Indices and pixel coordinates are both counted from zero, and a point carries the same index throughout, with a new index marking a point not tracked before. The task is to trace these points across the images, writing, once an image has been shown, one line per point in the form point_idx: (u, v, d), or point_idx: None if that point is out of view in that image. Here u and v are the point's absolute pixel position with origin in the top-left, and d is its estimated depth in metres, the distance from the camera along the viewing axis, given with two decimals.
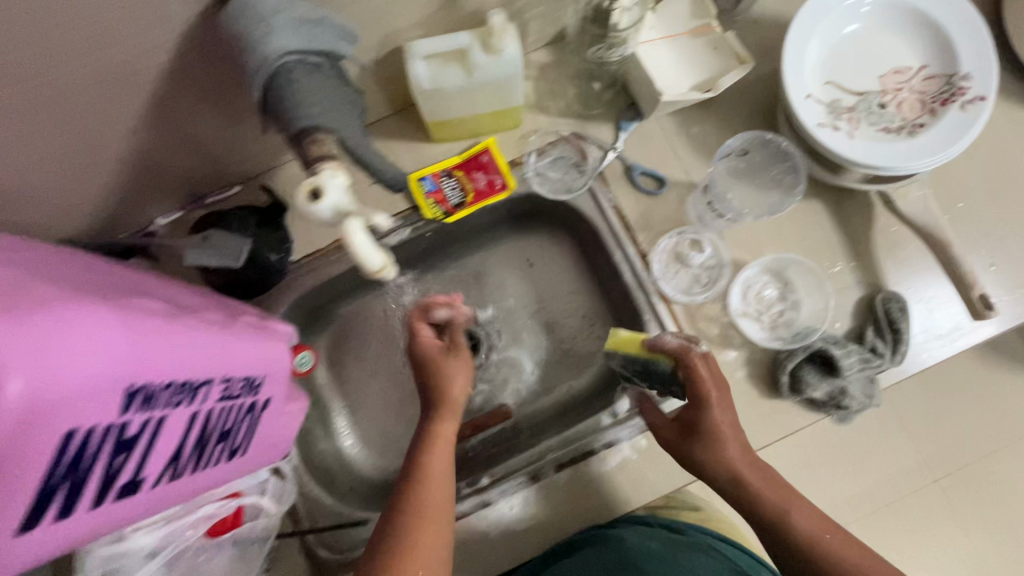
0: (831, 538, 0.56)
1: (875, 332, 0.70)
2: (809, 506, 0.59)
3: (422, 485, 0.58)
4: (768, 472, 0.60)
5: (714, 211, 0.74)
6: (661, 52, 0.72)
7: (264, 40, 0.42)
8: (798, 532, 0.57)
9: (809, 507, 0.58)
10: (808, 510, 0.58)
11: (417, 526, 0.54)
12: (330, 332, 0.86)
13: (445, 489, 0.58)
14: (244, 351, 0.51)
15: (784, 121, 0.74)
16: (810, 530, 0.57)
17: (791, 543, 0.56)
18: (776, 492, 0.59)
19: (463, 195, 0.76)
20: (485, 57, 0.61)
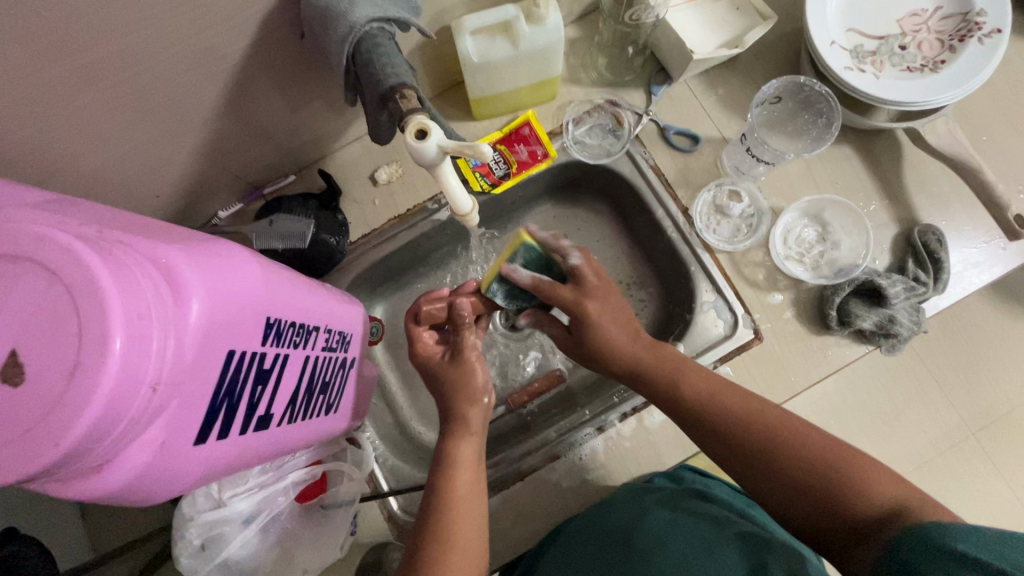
0: (726, 402, 0.58)
1: (916, 263, 0.73)
2: (695, 373, 0.62)
3: (445, 508, 0.55)
4: (658, 346, 0.64)
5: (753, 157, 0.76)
6: (686, 16, 0.77)
7: (351, 9, 0.47)
8: (686, 395, 0.60)
9: (699, 374, 0.61)
10: (695, 378, 0.61)
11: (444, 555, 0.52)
12: (384, 311, 0.90)
13: (477, 510, 0.56)
14: (336, 308, 0.55)
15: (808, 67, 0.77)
16: (697, 394, 0.60)
17: (680, 404, 0.60)
18: (667, 364, 0.63)
19: (507, 167, 0.80)
20: (528, 28, 0.65)
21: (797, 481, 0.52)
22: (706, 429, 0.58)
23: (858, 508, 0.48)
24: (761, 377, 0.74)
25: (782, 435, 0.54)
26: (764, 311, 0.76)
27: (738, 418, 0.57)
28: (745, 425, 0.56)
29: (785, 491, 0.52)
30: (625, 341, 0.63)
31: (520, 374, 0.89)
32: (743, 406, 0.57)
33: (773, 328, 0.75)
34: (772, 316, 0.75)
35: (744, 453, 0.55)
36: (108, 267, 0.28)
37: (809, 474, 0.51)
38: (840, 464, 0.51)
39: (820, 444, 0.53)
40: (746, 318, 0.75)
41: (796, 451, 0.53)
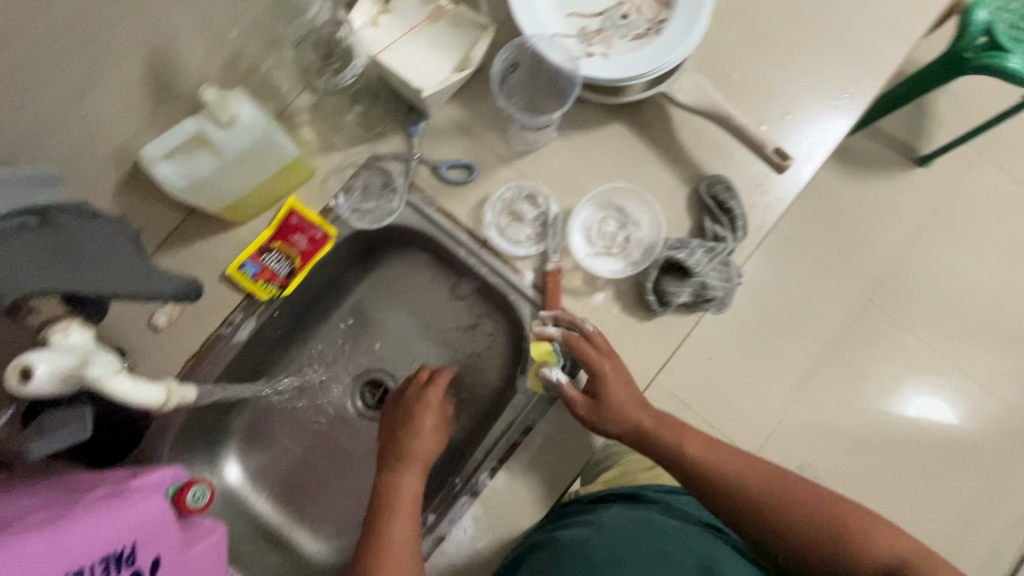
0: (723, 465, 0.66)
1: (712, 219, 0.73)
2: (696, 436, 0.68)
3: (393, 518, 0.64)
4: (659, 413, 0.70)
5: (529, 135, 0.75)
6: (408, 49, 0.72)
7: None
8: (692, 455, 0.67)
9: (699, 436, 0.68)
10: (697, 441, 0.68)
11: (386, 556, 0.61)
12: (236, 442, 0.84)
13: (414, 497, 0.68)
14: (91, 534, 0.48)
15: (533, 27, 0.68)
16: (700, 456, 0.66)
17: (688, 466, 0.66)
18: (672, 430, 0.69)
19: (291, 262, 0.74)
20: (222, 133, 0.59)
21: (809, 543, 0.60)
22: (713, 488, 0.65)
23: (864, 559, 0.58)
24: None
25: (785, 495, 0.63)
26: (592, 314, 0.74)
27: (741, 477, 0.64)
28: (744, 484, 0.64)
29: (791, 549, 0.61)
30: (628, 410, 0.68)
31: None
32: (734, 454, 0.67)
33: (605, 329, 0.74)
34: (601, 317, 0.73)
35: (740, 507, 0.63)
36: None
37: (819, 539, 0.60)
38: (834, 523, 0.60)
39: (812, 496, 0.62)
40: None
41: (802, 514, 0.61)
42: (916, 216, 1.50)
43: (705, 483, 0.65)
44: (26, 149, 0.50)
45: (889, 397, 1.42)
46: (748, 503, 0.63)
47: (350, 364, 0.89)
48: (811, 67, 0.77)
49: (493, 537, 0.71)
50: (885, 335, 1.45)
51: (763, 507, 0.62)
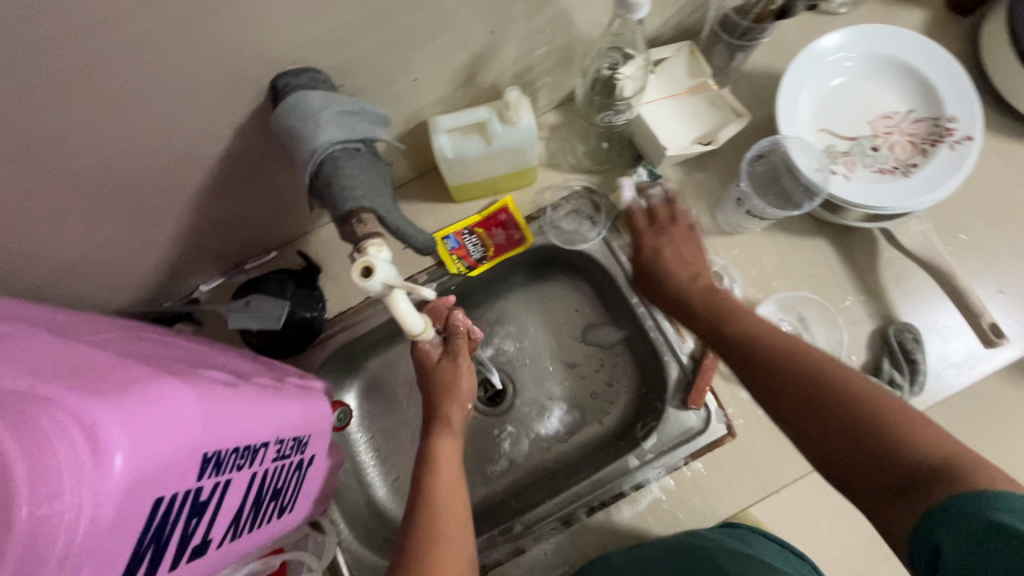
0: (759, 339, 0.61)
1: (892, 364, 0.72)
2: (743, 320, 0.65)
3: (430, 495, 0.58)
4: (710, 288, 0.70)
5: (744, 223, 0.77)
6: (663, 110, 0.78)
7: (314, 136, 0.49)
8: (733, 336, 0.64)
9: (739, 315, 0.65)
10: (742, 325, 0.64)
11: (445, 528, 0.56)
12: (359, 383, 0.90)
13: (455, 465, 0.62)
14: (294, 412, 0.55)
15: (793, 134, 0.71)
16: (741, 335, 0.63)
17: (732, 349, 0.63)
18: (711, 312, 0.68)
19: (484, 250, 0.81)
20: (502, 128, 0.67)
21: (824, 426, 0.52)
22: (745, 365, 0.61)
23: (900, 459, 0.46)
24: (731, 474, 0.73)
25: (813, 386, 0.54)
26: (737, 405, 0.75)
27: (769, 338, 0.60)
28: (777, 361, 0.58)
29: (816, 441, 0.52)
30: (683, 280, 0.72)
31: (491, 467, 0.87)
32: (767, 340, 0.61)
33: (745, 425, 0.74)
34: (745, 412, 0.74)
35: (762, 367, 0.59)
36: (18, 444, 0.28)
37: (847, 419, 0.50)
38: (869, 405, 0.50)
39: (851, 384, 0.52)
40: (719, 413, 0.74)
41: (827, 392, 0.53)
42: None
43: (740, 365, 0.61)
44: (372, 87, 0.61)
45: None
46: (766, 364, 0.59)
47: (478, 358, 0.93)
48: None
49: (568, 570, 0.71)
50: None
51: (776, 383, 0.57)
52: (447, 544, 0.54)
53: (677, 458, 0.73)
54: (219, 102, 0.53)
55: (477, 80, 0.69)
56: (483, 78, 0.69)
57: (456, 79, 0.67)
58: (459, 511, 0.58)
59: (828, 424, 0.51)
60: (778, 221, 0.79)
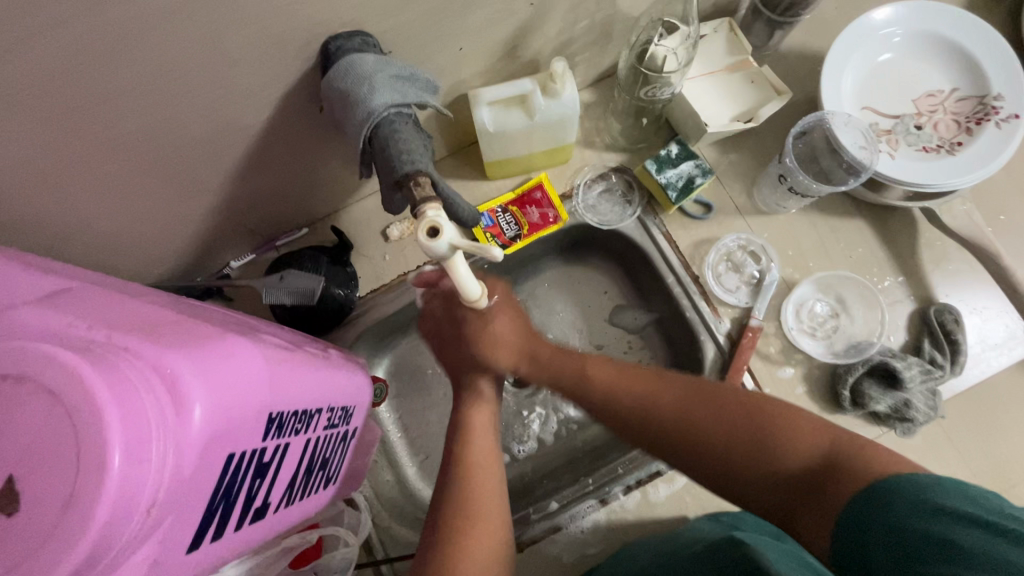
0: (614, 385, 0.60)
1: (932, 344, 0.72)
2: (600, 363, 0.63)
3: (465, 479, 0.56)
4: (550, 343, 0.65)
5: (782, 201, 0.77)
6: (702, 87, 0.77)
7: (370, 98, 0.48)
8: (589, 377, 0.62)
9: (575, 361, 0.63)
10: (600, 367, 0.62)
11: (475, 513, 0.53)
12: (388, 362, 0.89)
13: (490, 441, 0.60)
14: (341, 381, 0.54)
15: (837, 110, 0.70)
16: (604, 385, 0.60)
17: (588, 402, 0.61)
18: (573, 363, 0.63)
19: (518, 228, 0.80)
20: (544, 101, 0.66)
21: (714, 453, 0.53)
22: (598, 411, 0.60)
23: (782, 467, 0.50)
24: None
25: (682, 425, 0.55)
26: (775, 385, 0.74)
27: (613, 391, 0.60)
28: (636, 406, 0.58)
29: (720, 477, 0.53)
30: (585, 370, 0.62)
31: (520, 446, 0.86)
32: (624, 387, 0.59)
33: (783, 404, 0.73)
34: (783, 391, 0.74)
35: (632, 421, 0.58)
36: (108, 390, 0.28)
37: (730, 438, 0.53)
38: (751, 421, 0.53)
39: (740, 406, 0.54)
40: (756, 392, 0.74)
41: (712, 422, 0.54)
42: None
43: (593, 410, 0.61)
44: (417, 56, 0.60)
45: None
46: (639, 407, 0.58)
47: None
48: None
49: (604, 549, 0.71)
50: None
51: (665, 430, 0.56)
52: (477, 532, 0.52)
53: None
54: (270, 68, 0.52)
55: (518, 54, 0.68)
56: (525, 51, 0.68)
57: (498, 52, 0.66)
58: (494, 498, 0.55)
59: (724, 450, 0.53)
60: (817, 201, 0.78)
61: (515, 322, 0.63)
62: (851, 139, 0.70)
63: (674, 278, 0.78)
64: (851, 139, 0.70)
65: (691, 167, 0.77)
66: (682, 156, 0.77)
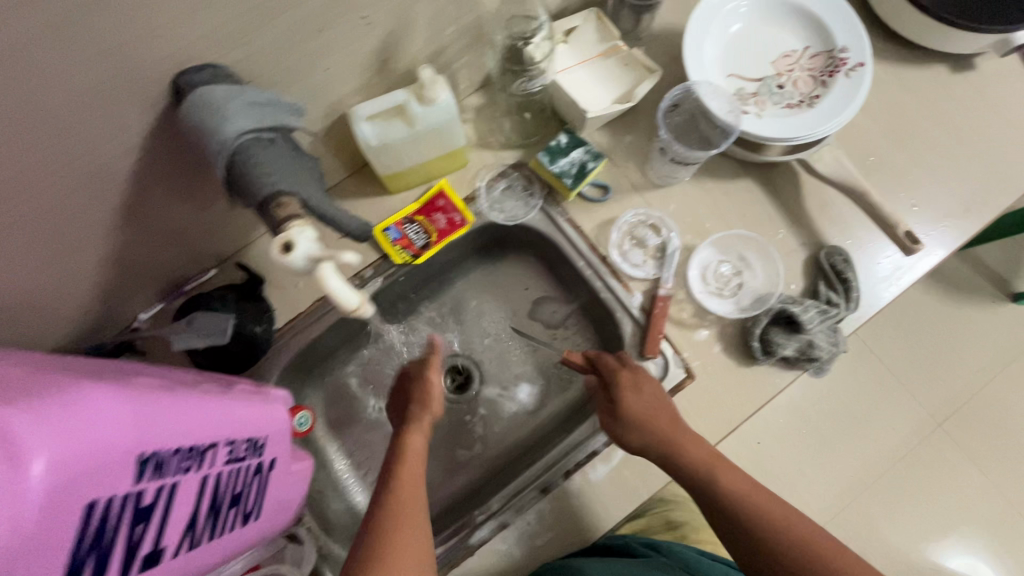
0: (716, 473, 0.63)
1: (827, 285, 0.76)
2: (708, 446, 0.66)
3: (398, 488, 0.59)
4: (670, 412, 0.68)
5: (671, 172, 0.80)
6: (579, 77, 0.80)
7: (222, 126, 0.48)
8: (699, 463, 0.64)
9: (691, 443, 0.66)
10: (702, 448, 0.65)
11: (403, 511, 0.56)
12: (324, 391, 0.89)
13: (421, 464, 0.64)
14: (244, 414, 0.53)
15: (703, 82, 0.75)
16: (704, 464, 0.64)
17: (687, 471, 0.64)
18: (686, 434, 0.66)
19: (427, 236, 0.81)
20: (421, 109, 0.68)
21: None
22: (702, 491, 0.63)
23: None
24: (696, 416, 0.75)
25: (778, 523, 0.58)
26: (693, 347, 0.77)
27: (715, 473, 0.63)
28: (746, 498, 0.61)
29: None
30: (669, 437, 0.66)
31: (467, 450, 0.89)
32: (734, 478, 0.62)
33: (703, 364, 0.76)
34: (700, 352, 0.76)
35: (721, 503, 0.61)
36: None
37: None
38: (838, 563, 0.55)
39: (820, 547, 0.56)
40: (677, 357, 0.76)
41: (803, 547, 0.56)
42: (1004, 350, 1.43)
43: (697, 487, 0.63)
44: (281, 81, 0.60)
45: (940, 541, 1.33)
46: (728, 510, 0.61)
47: (438, 346, 0.93)
48: (942, 166, 0.82)
49: (555, 537, 0.72)
50: (945, 465, 1.35)
51: (752, 532, 0.58)
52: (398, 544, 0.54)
53: None
54: (119, 112, 0.51)
55: (391, 67, 0.69)
56: (397, 64, 0.70)
57: (369, 69, 0.67)
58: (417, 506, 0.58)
59: None
60: (704, 168, 0.83)
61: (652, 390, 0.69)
62: (719, 106, 0.74)
63: (585, 263, 0.81)
64: (717, 107, 0.74)
65: (582, 153, 0.80)
66: (572, 144, 0.80)
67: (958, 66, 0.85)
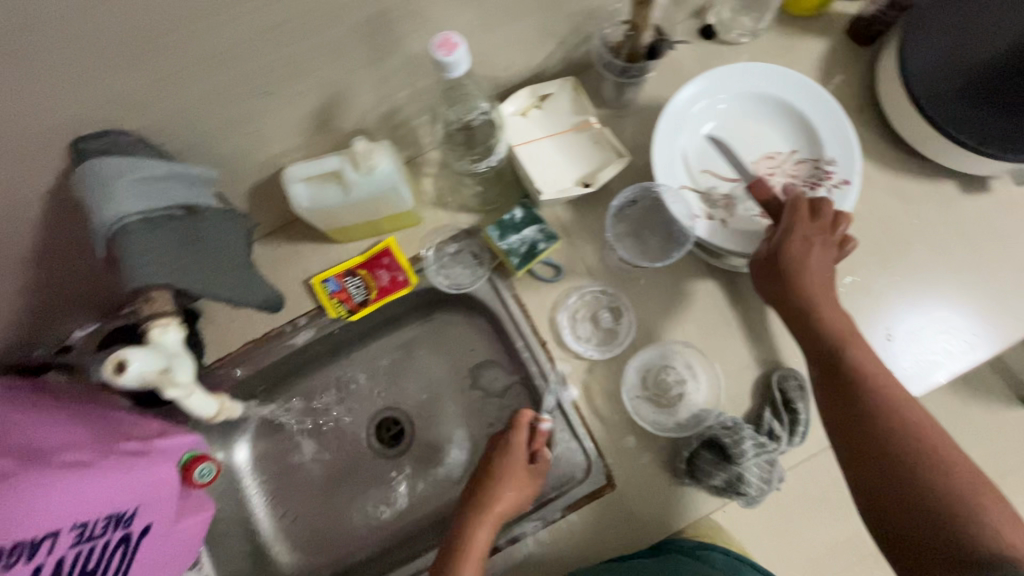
0: (880, 394, 0.59)
1: (772, 413, 0.70)
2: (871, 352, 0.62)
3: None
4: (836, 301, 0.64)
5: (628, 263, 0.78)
6: (544, 150, 0.76)
7: (104, 209, 0.46)
8: (851, 360, 0.61)
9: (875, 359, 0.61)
10: (870, 355, 0.62)
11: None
12: (251, 426, 0.88)
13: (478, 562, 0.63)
14: (108, 489, 0.53)
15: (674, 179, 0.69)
16: (872, 370, 0.60)
17: (830, 352, 0.62)
18: (840, 334, 0.62)
19: (367, 292, 0.78)
20: (357, 176, 0.64)
21: (917, 485, 0.53)
22: (838, 384, 0.61)
23: (939, 493, 0.52)
24: (607, 528, 0.70)
25: (919, 453, 0.55)
26: (617, 454, 0.72)
27: (875, 388, 0.59)
28: (888, 419, 0.57)
29: (888, 485, 0.55)
30: (847, 338, 0.62)
31: (386, 507, 0.87)
32: (909, 411, 0.58)
33: (625, 474, 0.72)
34: (625, 460, 0.72)
35: (849, 394, 0.60)
36: None
37: (931, 489, 0.53)
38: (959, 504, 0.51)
39: (974, 482, 0.53)
40: (599, 462, 0.72)
41: (939, 467, 0.54)
42: None
43: (837, 378, 0.61)
44: (204, 140, 0.58)
45: None
46: (876, 411, 0.58)
47: (374, 395, 0.90)
48: (929, 297, 0.74)
49: None
50: None
51: (908, 461, 0.55)
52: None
53: (553, 511, 0.71)
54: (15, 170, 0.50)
55: (335, 126, 0.67)
56: (342, 124, 0.67)
57: (308, 128, 0.65)
58: None
59: (932, 493, 0.52)
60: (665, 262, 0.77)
61: (821, 256, 0.63)
62: (683, 208, 0.68)
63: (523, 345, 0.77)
64: (684, 206, 0.69)
65: (534, 231, 0.75)
66: (526, 220, 0.75)
67: (970, 187, 0.77)
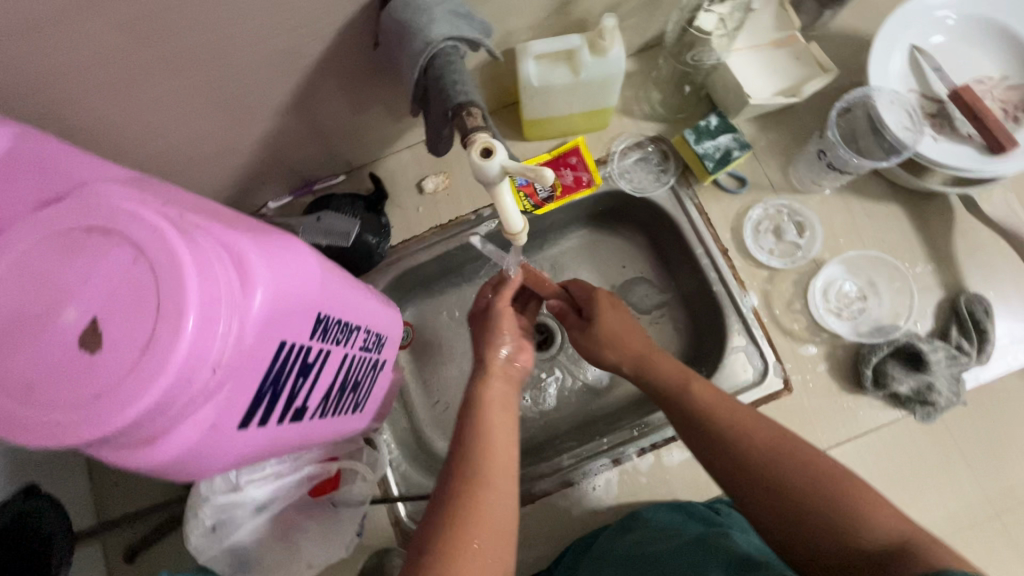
0: (702, 391, 0.58)
1: (959, 332, 0.72)
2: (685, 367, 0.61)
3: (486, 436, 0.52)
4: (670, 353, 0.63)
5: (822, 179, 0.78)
6: (745, 61, 0.77)
7: (429, 28, 0.49)
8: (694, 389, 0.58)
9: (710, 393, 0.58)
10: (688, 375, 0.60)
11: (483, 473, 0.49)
12: (411, 316, 0.91)
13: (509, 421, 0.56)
14: (378, 309, 0.56)
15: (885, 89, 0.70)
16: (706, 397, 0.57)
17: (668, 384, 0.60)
18: (679, 370, 0.61)
19: (551, 190, 0.80)
20: (590, 59, 0.67)
21: (781, 481, 0.49)
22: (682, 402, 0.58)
23: (868, 527, 0.45)
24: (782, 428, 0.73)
25: (781, 447, 0.51)
26: (797, 360, 0.74)
27: (724, 406, 0.56)
28: (745, 432, 0.53)
29: (751, 494, 0.51)
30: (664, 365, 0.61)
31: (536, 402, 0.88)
32: (752, 419, 0.55)
33: (804, 380, 0.74)
34: (804, 367, 0.74)
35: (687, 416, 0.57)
36: (189, 251, 0.29)
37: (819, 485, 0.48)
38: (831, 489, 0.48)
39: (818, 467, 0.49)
40: (777, 366, 0.74)
41: (794, 464, 0.50)
42: None
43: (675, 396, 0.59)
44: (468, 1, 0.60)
45: None
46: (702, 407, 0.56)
47: None
48: None
49: (616, 508, 0.72)
50: None
51: (770, 460, 0.51)
52: (490, 495, 0.48)
53: None
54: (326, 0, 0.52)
55: (567, 12, 0.68)
56: (574, 10, 0.68)
57: (548, 8, 0.66)
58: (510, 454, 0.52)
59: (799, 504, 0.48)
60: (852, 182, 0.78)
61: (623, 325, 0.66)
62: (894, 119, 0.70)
63: (701, 252, 0.79)
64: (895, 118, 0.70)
65: (730, 139, 0.77)
66: (721, 128, 0.77)
67: None
